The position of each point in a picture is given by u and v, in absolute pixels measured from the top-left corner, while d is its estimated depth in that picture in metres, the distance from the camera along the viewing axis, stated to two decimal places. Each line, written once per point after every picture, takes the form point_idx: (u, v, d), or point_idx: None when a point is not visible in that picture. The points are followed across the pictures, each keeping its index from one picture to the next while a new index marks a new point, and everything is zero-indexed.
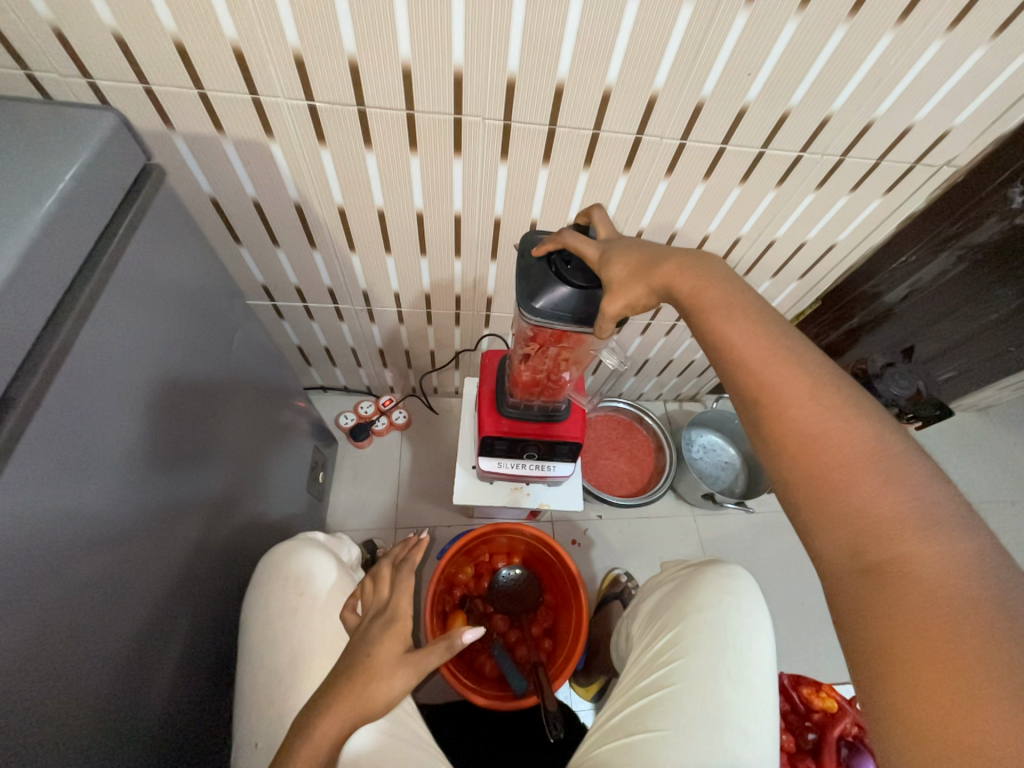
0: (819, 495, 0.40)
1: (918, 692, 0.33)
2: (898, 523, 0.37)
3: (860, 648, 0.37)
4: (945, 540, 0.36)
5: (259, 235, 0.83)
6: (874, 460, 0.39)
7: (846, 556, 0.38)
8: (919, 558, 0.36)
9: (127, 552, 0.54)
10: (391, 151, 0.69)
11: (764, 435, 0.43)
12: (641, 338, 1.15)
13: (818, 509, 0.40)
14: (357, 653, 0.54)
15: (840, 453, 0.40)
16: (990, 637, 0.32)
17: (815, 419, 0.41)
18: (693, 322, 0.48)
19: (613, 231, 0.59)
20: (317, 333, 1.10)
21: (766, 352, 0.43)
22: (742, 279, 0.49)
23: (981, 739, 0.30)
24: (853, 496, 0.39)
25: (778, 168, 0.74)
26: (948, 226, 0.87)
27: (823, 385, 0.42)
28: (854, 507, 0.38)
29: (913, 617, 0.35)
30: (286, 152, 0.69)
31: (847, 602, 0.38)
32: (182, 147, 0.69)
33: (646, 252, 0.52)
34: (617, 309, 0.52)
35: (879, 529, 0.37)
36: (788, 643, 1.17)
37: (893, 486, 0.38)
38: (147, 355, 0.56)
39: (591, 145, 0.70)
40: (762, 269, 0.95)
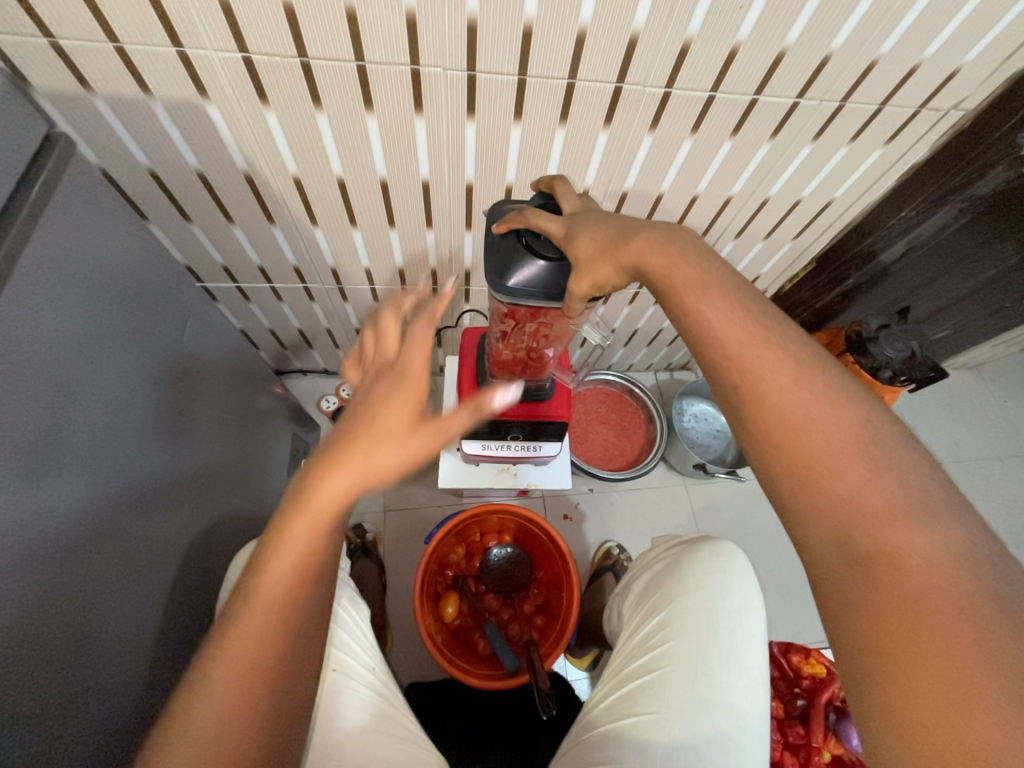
0: (802, 484, 0.37)
1: (909, 694, 0.30)
2: (883, 513, 0.34)
3: (847, 649, 0.34)
4: (934, 530, 0.33)
5: (210, 212, 0.76)
6: (859, 446, 0.36)
7: (830, 547, 0.35)
8: (910, 550, 0.33)
9: (83, 563, 0.50)
10: (344, 111, 0.62)
11: (745, 420, 0.39)
12: (630, 308, 1.10)
13: (801, 500, 0.36)
14: (318, 492, 0.43)
15: (822, 441, 0.36)
16: (987, 635, 0.30)
17: (796, 405, 0.38)
18: (667, 304, 0.44)
19: (577, 201, 0.55)
20: (288, 315, 1.04)
21: (743, 333, 0.40)
22: (718, 255, 0.45)
23: (977, 744, 0.28)
24: (837, 487, 0.35)
25: (772, 117, 0.68)
26: (952, 178, 0.81)
27: (806, 366, 0.39)
28: (839, 497, 0.35)
29: (903, 615, 0.32)
30: (225, 115, 0.62)
31: (835, 599, 0.35)
32: (108, 113, 0.61)
33: (614, 226, 0.47)
34: (586, 287, 0.49)
35: (866, 519, 0.34)
36: (779, 607, 1.18)
37: (878, 472, 0.35)
38: (82, 357, 0.51)
39: (567, 97, 0.63)
40: (755, 230, 0.89)
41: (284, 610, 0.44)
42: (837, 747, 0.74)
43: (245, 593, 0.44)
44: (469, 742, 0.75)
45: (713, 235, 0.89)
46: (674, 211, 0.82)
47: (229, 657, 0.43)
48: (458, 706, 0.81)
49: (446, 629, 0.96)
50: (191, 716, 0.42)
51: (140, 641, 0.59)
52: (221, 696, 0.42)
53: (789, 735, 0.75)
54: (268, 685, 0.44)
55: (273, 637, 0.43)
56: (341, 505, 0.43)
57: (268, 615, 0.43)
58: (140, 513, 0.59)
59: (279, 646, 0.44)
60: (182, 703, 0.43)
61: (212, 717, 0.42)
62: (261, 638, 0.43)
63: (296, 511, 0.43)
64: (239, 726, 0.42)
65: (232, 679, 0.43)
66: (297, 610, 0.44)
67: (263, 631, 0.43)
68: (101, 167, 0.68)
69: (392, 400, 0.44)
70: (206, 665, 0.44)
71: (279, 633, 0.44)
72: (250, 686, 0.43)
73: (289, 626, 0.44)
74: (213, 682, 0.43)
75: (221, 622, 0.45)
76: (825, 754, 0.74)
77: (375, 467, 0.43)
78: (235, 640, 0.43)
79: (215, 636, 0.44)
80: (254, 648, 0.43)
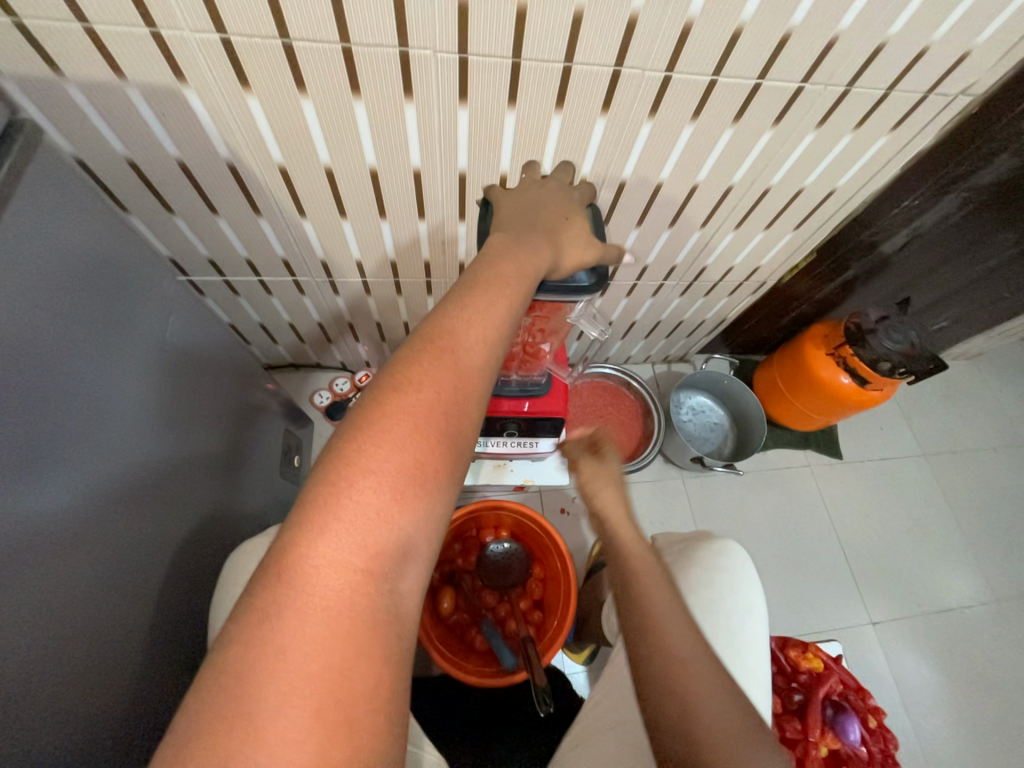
0: (630, 599, 0.54)
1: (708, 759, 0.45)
2: (668, 617, 0.52)
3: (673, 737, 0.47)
4: (695, 621, 0.52)
5: (193, 202, 0.73)
6: (653, 565, 0.56)
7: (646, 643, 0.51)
8: (687, 636, 0.51)
9: (68, 570, 0.49)
10: (331, 96, 0.59)
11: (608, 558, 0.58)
12: (628, 301, 1.08)
13: (637, 637, 0.52)
14: (417, 375, 0.40)
15: (640, 569, 0.55)
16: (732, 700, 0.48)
17: (621, 532, 0.59)
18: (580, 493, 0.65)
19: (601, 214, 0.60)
20: (278, 309, 1.01)
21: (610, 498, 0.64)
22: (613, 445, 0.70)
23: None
24: (645, 600, 0.53)
25: (776, 102, 0.65)
26: (956, 167, 0.79)
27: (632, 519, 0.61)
28: (650, 607, 0.53)
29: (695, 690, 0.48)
30: (205, 100, 0.59)
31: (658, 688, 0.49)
32: (80, 98, 0.58)
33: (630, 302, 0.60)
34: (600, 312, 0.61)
35: (659, 620, 0.52)
36: (775, 598, 1.19)
37: (666, 585, 0.54)
38: (60, 357, 0.49)
39: (563, 82, 0.60)
40: (755, 220, 0.87)
41: (390, 513, 0.36)
42: (834, 741, 0.75)
43: (326, 500, 0.35)
44: (465, 734, 0.75)
45: (713, 226, 0.87)
46: (673, 201, 0.80)
47: (323, 577, 0.33)
48: (453, 700, 0.82)
49: (442, 624, 0.95)
50: (273, 668, 0.30)
51: (133, 645, 0.57)
52: (325, 619, 0.32)
53: (786, 729, 0.75)
54: (386, 606, 0.35)
55: (382, 546, 0.35)
56: (444, 387, 0.40)
57: (367, 520, 0.35)
58: (130, 515, 0.57)
59: (392, 557, 0.36)
60: (245, 663, 0.30)
61: (315, 651, 0.31)
62: (365, 546, 0.35)
63: (388, 397, 0.39)
64: (359, 652, 0.33)
65: (339, 598, 0.33)
66: (409, 513, 0.37)
67: (367, 538, 0.35)
68: (76, 156, 0.65)
69: (485, 292, 0.45)
70: (274, 603, 0.32)
71: (389, 541, 0.36)
72: (362, 604, 0.34)
73: (399, 531, 0.36)
74: (305, 610, 0.32)
75: (285, 547, 0.34)
76: (822, 748, 0.74)
77: (474, 356, 0.42)
78: (327, 560, 0.34)
79: (276, 564, 0.34)
80: (360, 559, 0.34)
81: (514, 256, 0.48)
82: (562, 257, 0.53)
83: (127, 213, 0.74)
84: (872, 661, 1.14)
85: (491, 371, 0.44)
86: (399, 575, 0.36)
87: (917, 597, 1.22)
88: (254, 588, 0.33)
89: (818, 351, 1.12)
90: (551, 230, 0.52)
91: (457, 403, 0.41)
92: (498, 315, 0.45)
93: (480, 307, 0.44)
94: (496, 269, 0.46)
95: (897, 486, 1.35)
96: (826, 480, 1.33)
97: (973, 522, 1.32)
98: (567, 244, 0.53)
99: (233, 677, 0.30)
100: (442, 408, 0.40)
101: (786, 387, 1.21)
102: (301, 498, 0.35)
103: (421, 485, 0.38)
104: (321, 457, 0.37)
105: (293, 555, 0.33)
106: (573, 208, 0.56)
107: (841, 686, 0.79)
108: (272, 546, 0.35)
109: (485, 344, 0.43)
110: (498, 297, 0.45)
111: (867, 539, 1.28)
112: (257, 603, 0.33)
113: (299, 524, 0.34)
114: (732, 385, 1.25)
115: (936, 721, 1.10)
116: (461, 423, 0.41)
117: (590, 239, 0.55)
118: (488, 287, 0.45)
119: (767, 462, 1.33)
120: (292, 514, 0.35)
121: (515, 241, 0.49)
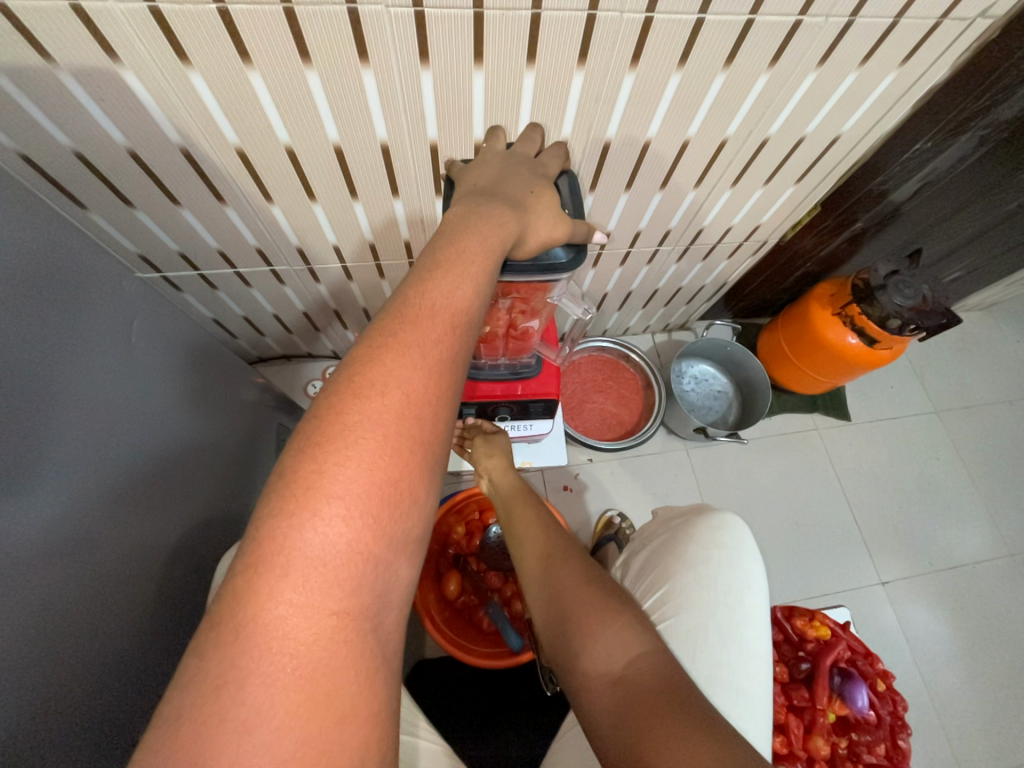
0: (535, 576, 0.66)
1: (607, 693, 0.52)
2: (557, 580, 0.63)
3: (572, 680, 0.56)
4: (582, 576, 0.63)
5: (152, 194, 0.69)
6: (552, 540, 0.68)
7: (546, 609, 0.63)
8: (575, 592, 0.61)
9: (59, 585, 0.48)
10: (279, 66, 0.54)
11: (515, 545, 0.70)
12: (622, 270, 1.03)
13: (540, 607, 0.63)
14: (379, 380, 0.37)
15: (538, 548, 0.68)
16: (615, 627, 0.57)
17: (525, 521, 0.72)
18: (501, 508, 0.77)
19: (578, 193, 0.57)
20: (260, 300, 0.98)
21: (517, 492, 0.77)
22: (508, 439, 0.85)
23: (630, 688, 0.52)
24: (543, 571, 0.65)
25: (772, 39, 0.59)
26: (973, 102, 0.73)
27: (536, 508, 0.73)
28: (548, 579, 0.64)
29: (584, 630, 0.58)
30: (143, 79, 0.54)
31: (558, 644, 0.60)
32: (12, 88, 0.54)
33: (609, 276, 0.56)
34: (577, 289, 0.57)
35: (554, 586, 0.63)
36: (784, 564, 1.18)
37: (564, 557, 0.66)
38: (26, 367, 0.47)
39: (533, 32, 0.54)
40: (754, 175, 0.81)
41: (361, 537, 0.34)
42: (841, 708, 0.75)
43: (287, 531, 0.33)
44: (474, 719, 0.75)
45: (708, 184, 0.82)
46: (663, 160, 0.75)
47: (291, 614, 0.32)
48: (461, 682, 0.83)
49: (450, 607, 0.95)
50: (243, 718, 0.29)
51: (136, 650, 0.58)
52: (298, 659, 0.31)
53: (793, 698, 0.76)
54: (363, 633, 0.34)
55: (356, 572, 0.34)
56: (411, 392, 0.38)
57: (337, 548, 0.33)
58: (121, 521, 0.57)
59: (368, 583, 0.34)
60: (208, 719, 0.29)
61: (288, 695, 0.30)
62: (337, 576, 0.33)
63: (348, 409, 0.36)
64: (338, 685, 0.32)
65: (312, 634, 0.32)
66: (383, 534, 0.35)
67: (340, 567, 0.33)
68: (20, 152, 0.61)
69: (449, 283, 0.41)
70: (238, 648, 0.31)
71: (363, 566, 0.34)
72: (339, 636, 0.33)
73: (374, 555, 0.35)
74: (275, 647, 0.31)
75: (246, 585, 0.32)
76: (829, 715, 0.75)
77: (442, 355, 0.40)
78: (294, 596, 0.32)
79: (237, 605, 0.32)
80: (332, 591, 0.33)
81: (480, 235, 0.44)
82: (528, 234, 0.48)
83: (87, 210, 0.71)
84: (882, 620, 1.14)
85: (460, 369, 0.41)
86: (375, 599, 0.35)
87: (928, 556, 1.21)
88: (220, 622, 0.32)
89: (824, 312, 1.08)
90: (517, 202, 0.48)
91: (427, 408, 0.38)
92: (464, 310, 0.42)
93: (446, 301, 0.41)
94: (462, 255, 0.43)
95: (908, 445, 1.31)
96: (834, 443, 1.30)
97: (987, 477, 1.29)
98: (536, 217, 0.49)
99: (194, 736, 0.28)
100: (410, 416, 0.37)
101: (790, 349, 1.17)
102: (259, 530, 0.33)
103: (393, 502, 0.36)
104: (278, 482, 0.35)
105: (254, 596, 0.32)
106: (538, 180, 0.52)
107: (849, 652, 0.79)
108: (229, 586, 0.32)
109: (447, 334, 0.40)
110: (464, 290, 0.42)
111: (877, 500, 1.26)
112: (213, 654, 0.31)
113: (259, 560, 0.32)
114: (736, 352, 1.21)
115: (947, 676, 1.10)
116: (433, 428, 0.38)
117: (558, 216, 0.50)
118: (450, 277, 0.42)
119: (773, 428, 1.30)
120: (250, 548, 0.33)
121: (478, 217, 0.45)
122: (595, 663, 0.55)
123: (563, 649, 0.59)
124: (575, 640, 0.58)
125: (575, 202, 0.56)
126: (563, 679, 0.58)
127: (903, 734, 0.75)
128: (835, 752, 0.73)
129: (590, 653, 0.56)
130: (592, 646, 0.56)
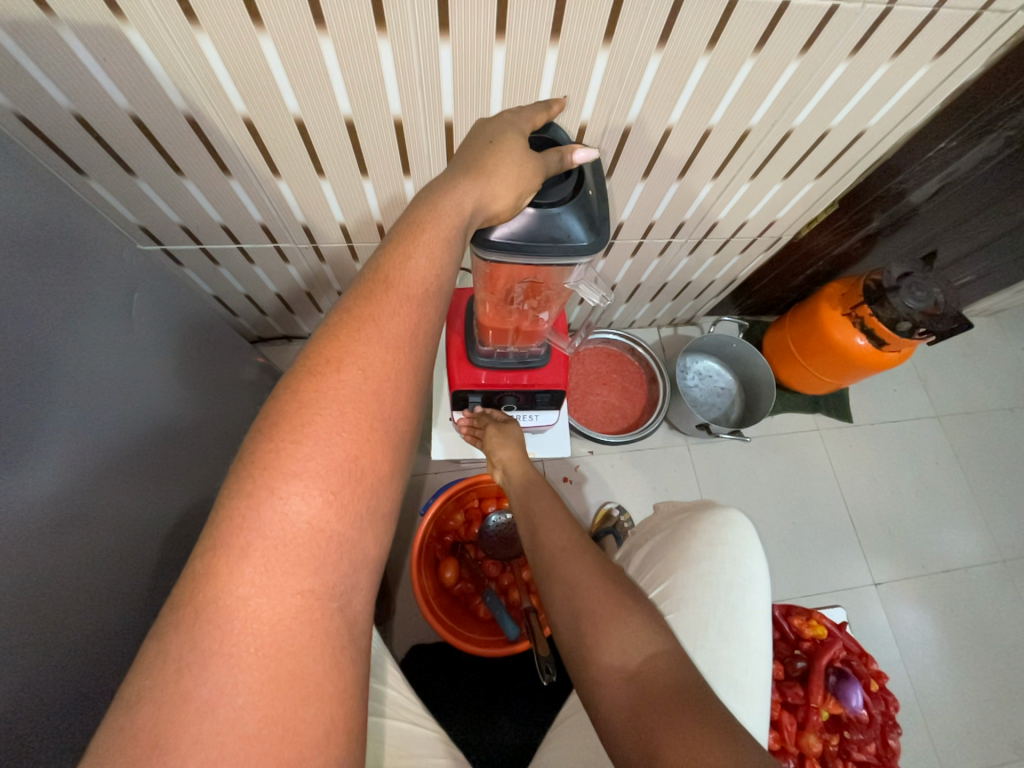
0: (549, 569, 0.65)
1: (624, 686, 0.52)
2: (570, 576, 0.63)
3: (583, 676, 0.56)
4: (597, 571, 0.63)
5: (156, 164, 0.67)
6: (569, 535, 0.67)
7: (560, 606, 0.62)
8: (588, 589, 0.61)
9: (50, 561, 0.47)
10: (292, 34, 0.52)
11: (530, 540, 0.69)
12: (633, 261, 1.01)
13: (552, 599, 0.63)
14: (336, 357, 0.36)
15: (554, 539, 0.67)
16: (629, 619, 0.57)
17: (542, 513, 0.71)
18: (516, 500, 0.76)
19: (568, 149, 0.50)
20: (262, 278, 0.95)
21: (531, 484, 0.76)
22: (517, 427, 0.82)
23: (648, 682, 0.52)
24: (557, 567, 0.64)
25: (806, 25, 0.57)
26: (1000, 103, 0.71)
27: (556, 502, 0.72)
28: (562, 574, 0.63)
29: (595, 625, 0.58)
30: (149, 41, 0.52)
31: (569, 640, 0.59)
32: (7, 42, 0.51)
33: (589, 233, 0.53)
34: (563, 252, 0.53)
35: (570, 584, 0.62)
36: (779, 563, 1.18)
37: (581, 554, 0.65)
38: (24, 334, 0.46)
39: (559, 5, 0.52)
40: (773, 170, 0.79)
41: (322, 515, 0.33)
42: (835, 706, 0.77)
43: (246, 511, 0.32)
44: (470, 710, 0.76)
45: (726, 178, 0.80)
46: (682, 149, 0.73)
47: (254, 594, 0.31)
48: (458, 671, 0.83)
49: (447, 594, 0.96)
50: (205, 699, 0.29)
51: (129, 630, 0.57)
52: (261, 639, 0.31)
53: (788, 695, 0.77)
54: (330, 612, 0.34)
55: (320, 551, 0.33)
56: (370, 367, 0.36)
57: (297, 528, 0.33)
58: (116, 496, 0.56)
59: (334, 560, 0.34)
60: (170, 700, 0.29)
61: (252, 676, 0.30)
62: (300, 555, 0.33)
63: (306, 388, 0.35)
64: (303, 664, 0.32)
65: (276, 614, 0.32)
66: (346, 511, 0.34)
67: (303, 546, 0.33)
68: (17, 111, 0.59)
69: (404, 255, 0.40)
70: (198, 629, 0.30)
71: (327, 544, 0.34)
72: (305, 616, 0.33)
73: (339, 534, 0.34)
74: (238, 632, 0.31)
75: (207, 567, 0.32)
76: (822, 713, 0.77)
77: (402, 330, 0.38)
78: (256, 577, 0.32)
79: (197, 588, 0.31)
80: (296, 570, 0.32)
81: (435, 211, 0.41)
82: (488, 204, 0.45)
83: (87, 178, 0.69)
84: (873, 620, 1.15)
85: (425, 344, 0.40)
86: (343, 579, 0.34)
87: (922, 559, 1.22)
88: (181, 604, 0.31)
89: (833, 311, 1.06)
90: (474, 166, 0.44)
91: (387, 382, 0.37)
92: (422, 284, 0.40)
93: (402, 274, 0.40)
94: (413, 228, 0.41)
95: (909, 449, 1.31)
96: (835, 444, 1.30)
97: (984, 483, 1.30)
98: (496, 179, 0.44)
99: (155, 718, 0.28)
100: (368, 391, 0.36)
101: (797, 348, 1.16)
102: (219, 513, 0.33)
103: (358, 485, 0.35)
104: (239, 462, 0.34)
105: (214, 578, 0.31)
106: (501, 130, 0.47)
107: (844, 651, 0.81)
108: (190, 569, 0.32)
109: (410, 308, 0.39)
110: (422, 261, 0.40)
111: (875, 501, 1.26)
112: (208, 645, 0.30)
113: (218, 543, 0.32)
114: (742, 349, 1.19)
115: (933, 677, 1.12)
116: (394, 402, 0.37)
117: (522, 173, 0.46)
118: (410, 252, 0.40)
119: (776, 428, 1.30)
120: (210, 532, 0.32)
121: (435, 194, 0.43)
122: (607, 659, 0.55)
123: (573, 645, 0.58)
124: (584, 636, 0.58)
125: (600, 187, 0.55)
126: (576, 677, 0.57)
127: (893, 733, 0.76)
128: (826, 749, 0.76)
129: (602, 649, 0.56)
130: (603, 641, 0.56)
